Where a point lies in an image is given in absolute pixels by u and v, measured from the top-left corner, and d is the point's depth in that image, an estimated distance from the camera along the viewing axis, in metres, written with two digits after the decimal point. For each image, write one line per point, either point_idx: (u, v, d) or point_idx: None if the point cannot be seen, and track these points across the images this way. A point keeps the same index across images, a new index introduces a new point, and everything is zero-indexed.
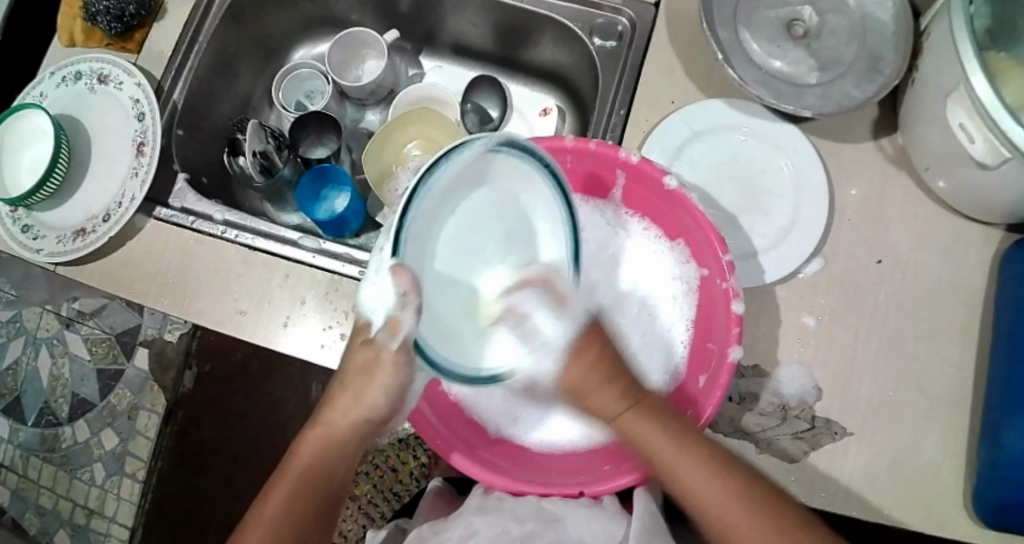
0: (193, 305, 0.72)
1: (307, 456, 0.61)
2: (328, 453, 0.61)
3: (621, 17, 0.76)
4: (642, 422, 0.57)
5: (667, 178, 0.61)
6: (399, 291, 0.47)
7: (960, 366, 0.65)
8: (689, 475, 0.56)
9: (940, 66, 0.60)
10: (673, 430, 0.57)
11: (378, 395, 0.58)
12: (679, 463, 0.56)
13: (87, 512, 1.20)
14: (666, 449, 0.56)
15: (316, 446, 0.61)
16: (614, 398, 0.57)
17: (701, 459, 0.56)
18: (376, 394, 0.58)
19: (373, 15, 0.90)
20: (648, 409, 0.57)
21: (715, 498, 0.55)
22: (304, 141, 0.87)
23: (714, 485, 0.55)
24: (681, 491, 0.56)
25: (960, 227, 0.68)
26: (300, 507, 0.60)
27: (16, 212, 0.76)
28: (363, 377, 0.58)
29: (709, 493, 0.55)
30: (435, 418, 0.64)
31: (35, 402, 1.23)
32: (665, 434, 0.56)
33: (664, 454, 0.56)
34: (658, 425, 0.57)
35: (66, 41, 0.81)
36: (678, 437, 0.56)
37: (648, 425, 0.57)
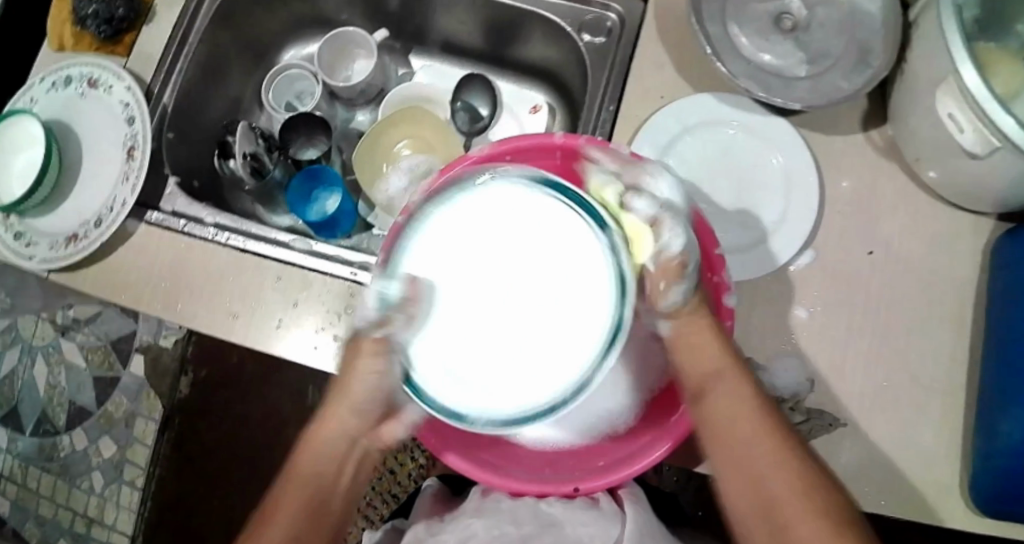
0: (186, 308, 0.72)
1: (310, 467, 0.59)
2: (330, 459, 0.60)
3: (610, 13, 0.76)
4: (746, 393, 0.55)
5: (659, 173, 0.61)
6: (404, 295, 0.53)
7: (955, 355, 0.65)
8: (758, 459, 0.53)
9: (928, 56, 0.60)
10: (750, 400, 0.55)
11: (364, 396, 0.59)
12: (750, 438, 0.53)
13: (86, 522, 1.19)
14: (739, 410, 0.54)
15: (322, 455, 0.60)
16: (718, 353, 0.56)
17: (764, 435, 0.53)
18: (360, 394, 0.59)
19: (362, 15, 0.90)
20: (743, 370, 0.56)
21: (785, 487, 0.51)
22: (295, 143, 0.87)
23: (783, 468, 0.52)
24: (754, 475, 0.53)
25: (952, 217, 0.68)
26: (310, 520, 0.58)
27: (8, 219, 0.76)
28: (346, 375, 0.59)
29: (783, 490, 0.51)
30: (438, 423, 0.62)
31: (32, 411, 1.23)
32: (743, 405, 0.54)
33: (740, 432, 0.54)
34: (740, 395, 0.55)
35: (55, 47, 0.80)
36: (753, 415, 0.54)
37: (738, 401, 0.55)
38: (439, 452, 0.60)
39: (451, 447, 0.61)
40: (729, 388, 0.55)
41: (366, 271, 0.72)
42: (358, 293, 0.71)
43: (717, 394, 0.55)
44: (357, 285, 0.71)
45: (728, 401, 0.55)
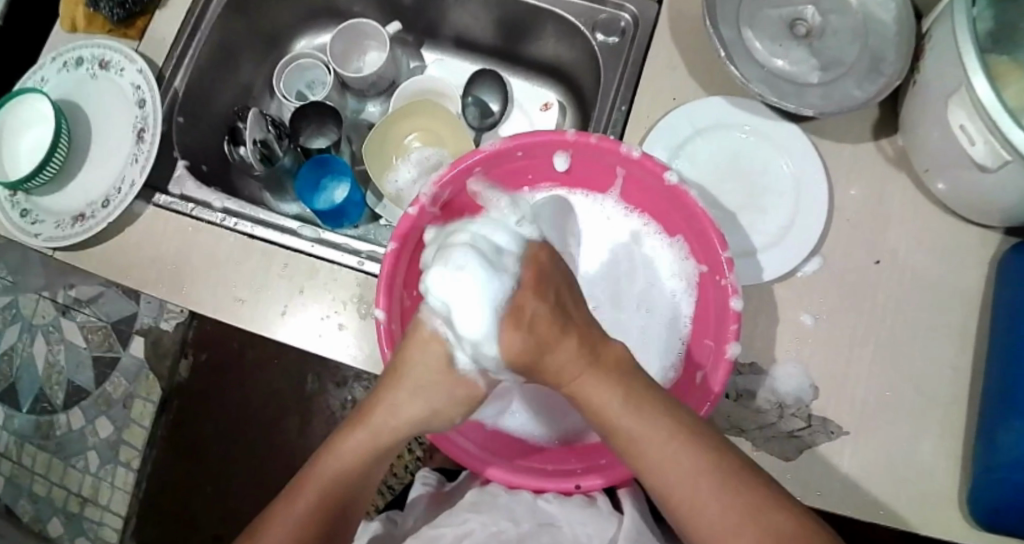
0: (191, 293, 0.72)
1: (343, 459, 0.57)
2: (364, 458, 0.58)
3: (624, 13, 0.76)
4: (596, 376, 0.52)
5: (668, 174, 0.60)
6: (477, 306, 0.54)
7: (956, 367, 0.65)
8: (658, 457, 0.51)
9: (941, 68, 0.60)
10: (616, 392, 0.52)
11: (422, 406, 0.57)
12: (642, 429, 0.51)
13: (80, 501, 1.20)
14: (609, 404, 0.52)
15: (359, 446, 0.57)
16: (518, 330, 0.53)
17: (667, 429, 0.51)
18: (416, 403, 0.57)
19: (375, 6, 0.90)
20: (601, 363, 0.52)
21: (696, 480, 0.50)
22: (305, 130, 0.87)
23: (688, 461, 0.50)
24: (651, 465, 0.51)
25: (959, 229, 0.68)
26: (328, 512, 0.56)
27: (15, 197, 0.76)
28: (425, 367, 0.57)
29: (683, 483, 0.50)
30: (467, 444, 0.62)
31: (30, 388, 1.23)
32: (604, 399, 0.52)
33: (629, 428, 0.51)
34: (607, 378, 0.52)
35: (69, 28, 0.81)
36: (643, 404, 0.52)
37: (609, 392, 0.52)
38: (478, 468, 0.61)
39: (491, 462, 0.61)
40: (563, 356, 0.52)
41: (374, 261, 0.72)
42: (364, 282, 0.71)
43: (569, 382, 0.52)
44: (365, 276, 0.72)
45: (597, 408, 0.52)
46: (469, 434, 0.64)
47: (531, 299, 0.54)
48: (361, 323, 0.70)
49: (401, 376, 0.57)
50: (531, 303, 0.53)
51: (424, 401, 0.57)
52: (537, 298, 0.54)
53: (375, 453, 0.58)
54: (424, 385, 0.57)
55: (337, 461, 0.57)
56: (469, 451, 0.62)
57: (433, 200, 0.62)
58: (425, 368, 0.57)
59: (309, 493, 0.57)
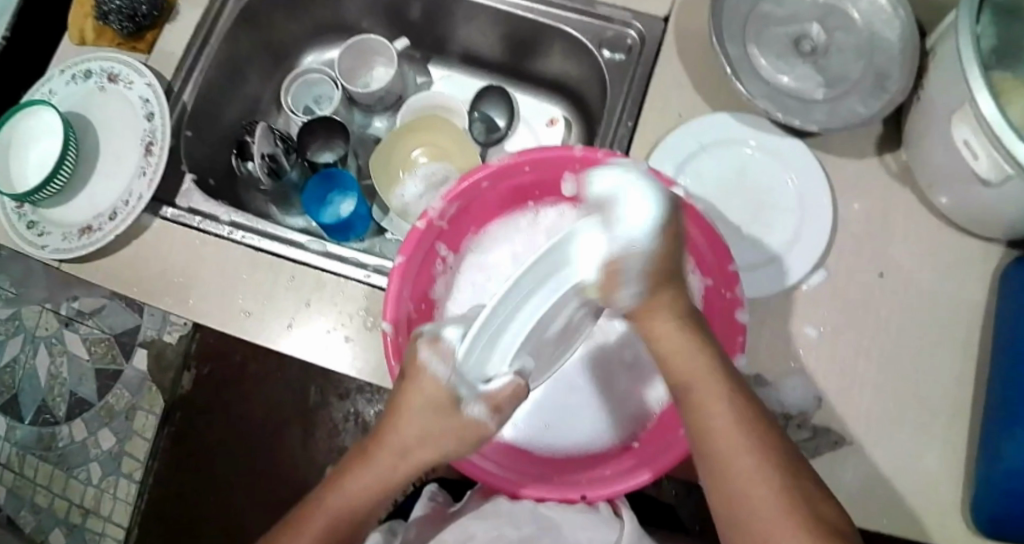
0: (197, 306, 0.72)
1: (347, 492, 0.57)
2: (372, 492, 0.57)
3: (630, 31, 0.76)
4: (736, 428, 0.50)
5: (675, 190, 0.61)
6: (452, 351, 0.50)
7: (960, 381, 0.66)
8: (717, 427, 0.50)
9: (946, 83, 0.61)
10: (713, 368, 0.51)
11: (424, 442, 0.54)
12: (743, 466, 0.49)
13: (82, 512, 1.19)
14: (696, 367, 0.51)
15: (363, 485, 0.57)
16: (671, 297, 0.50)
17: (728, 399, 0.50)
18: (425, 450, 0.54)
19: (382, 21, 0.91)
20: (688, 318, 0.51)
21: (776, 515, 0.48)
22: (313, 145, 0.88)
23: (760, 479, 0.49)
24: (740, 502, 0.49)
25: (962, 243, 0.68)
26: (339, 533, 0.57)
27: (22, 208, 0.76)
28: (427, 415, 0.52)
29: (771, 513, 0.48)
30: (488, 463, 0.62)
31: (31, 400, 1.22)
32: (700, 369, 0.51)
33: (701, 393, 0.51)
34: (740, 423, 0.50)
35: (76, 40, 0.81)
36: (748, 437, 0.50)
37: (733, 429, 0.50)
38: (507, 488, 0.61)
39: (520, 482, 0.61)
40: (671, 349, 0.51)
41: (381, 274, 0.72)
42: (372, 296, 0.72)
43: (663, 350, 0.52)
44: (372, 288, 0.72)
45: (673, 357, 0.51)
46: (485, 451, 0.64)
47: (655, 296, 0.50)
48: (367, 336, 0.70)
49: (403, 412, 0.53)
50: (681, 360, 0.51)
51: (430, 443, 0.53)
52: (666, 315, 0.51)
53: (383, 485, 0.57)
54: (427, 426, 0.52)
55: (345, 490, 0.57)
56: (491, 470, 0.62)
57: (441, 215, 0.63)
58: (422, 408, 0.52)
59: (319, 521, 0.57)
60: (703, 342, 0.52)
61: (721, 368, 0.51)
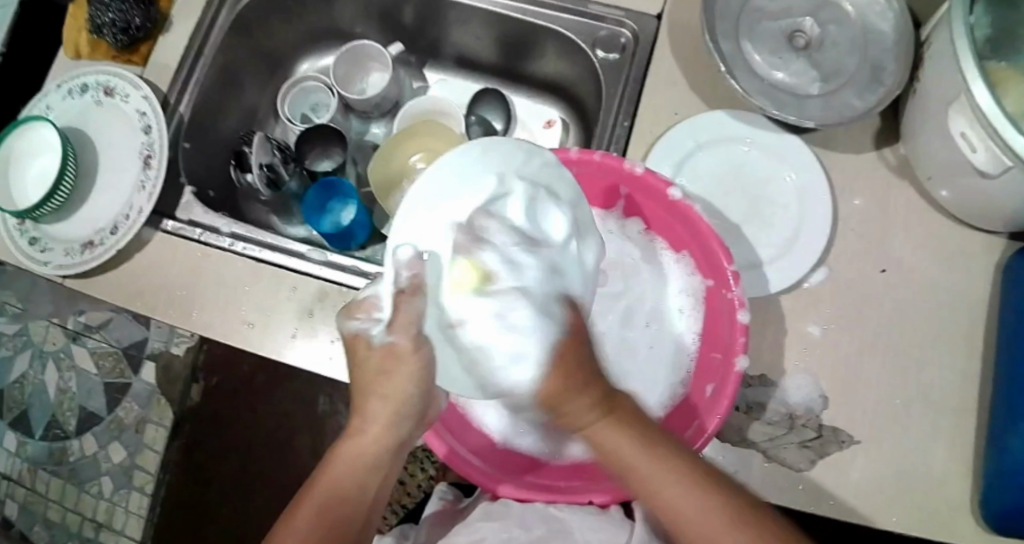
0: (201, 318, 0.72)
1: (334, 476, 0.57)
2: (359, 473, 0.57)
3: (624, 29, 0.77)
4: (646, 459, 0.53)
5: (674, 190, 0.61)
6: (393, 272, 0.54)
7: (965, 373, 0.65)
8: (682, 510, 0.52)
9: (942, 75, 0.60)
10: (660, 447, 0.53)
11: (391, 412, 0.57)
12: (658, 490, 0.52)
13: (94, 526, 1.19)
14: (640, 458, 0.53)
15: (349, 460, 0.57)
16: (586, 404, 0.52)
17: (689, 478, 0.52)
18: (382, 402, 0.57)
19: (376, 28, 0.91)
20: (620, 416, 0.53)
21: (735, 537, 0.51)
22: (311, 154, 0.88)
23: None
24: (676, 523, 0.52)
25: (963, 234, 0.68)
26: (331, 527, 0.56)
27: (23, 225, 0.77)
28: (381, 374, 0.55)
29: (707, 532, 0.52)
30: (480, 463, 0.64)
31: (42, 414, 1.22)
32: (650, 451, 0.53)
33: (651, 481, 0.52)
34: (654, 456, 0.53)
35: (72, 54, 0.82)
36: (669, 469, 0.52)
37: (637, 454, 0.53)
38: (486, 484, 0.62)
39: (502, 480, 0.63)
40: (612, 447, 0.53)
41: None
42: None
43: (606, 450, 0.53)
44: None
45: (611, 454, 0.53)
46: (478, 450, 0.65)
47: (572, 405, 0.52)
48: None
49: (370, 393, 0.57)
50: (580, 420, 0.52)
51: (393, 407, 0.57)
52: (576, 396, 0.51)
53: (371, 459, 0.57)
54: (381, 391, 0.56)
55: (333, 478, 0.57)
56: (478, 467, 0.63)
57: None
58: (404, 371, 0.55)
59: (308, 509, 0.56)
60: (602, 406, 0.53)
61: (662, 442, 0.53)
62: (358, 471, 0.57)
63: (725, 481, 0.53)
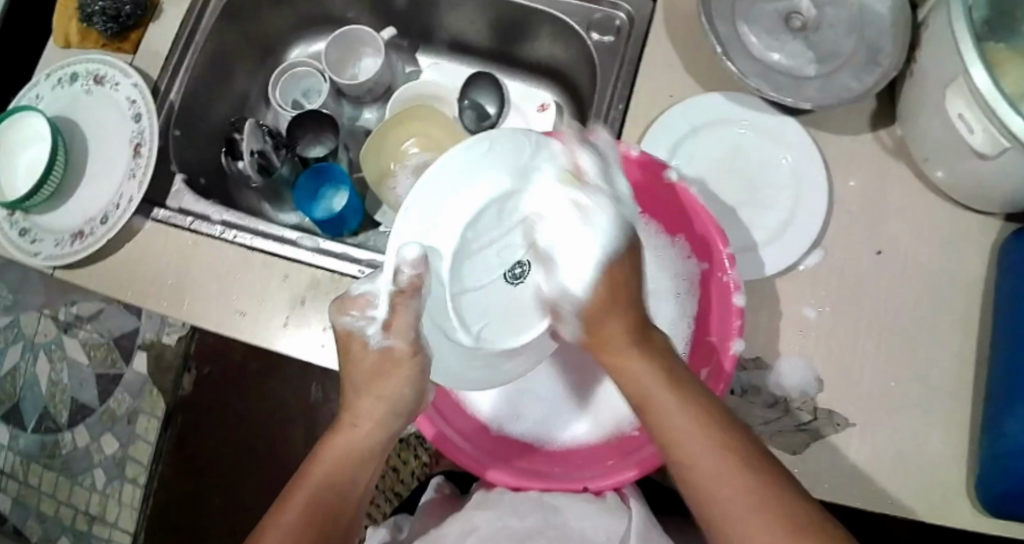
0: (192, 307, 0.71)
1: (326, 466, 0.57)
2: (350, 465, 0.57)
3: (619, 12, 0.76)
4: (674, 399, 0.52)
5: (669, 171, 0.61)
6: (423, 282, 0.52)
7: (962, 356, 0.65)
8: (684, 436, 0.51)
9: (939, 55, 0.60)
10: (680, 384, 0.52)
11: (381, 411, 0.57)
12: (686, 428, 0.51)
13: (88, 519, 1.19)
14: (654, 379, 0.53)
15: (341, 451, 0.57)
16: (624, 331, 0.53)
17: (695, 416, 0.51)
18: (370, 401, 0.57)
19: (369, 13, 0.90)
20: (649, 345, 0.54)
21: (735, 474, 0.49)
22: (302, 140, 0.87)
23: (745, 494, 0.48)
24: (677, 453, 0.51)
25: (959, 217, 0.68)
26: (320, 519, 0.55)
27: (14, 215, 0.76)
28: (371, 374, 0.56)
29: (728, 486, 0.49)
30: (471, 448, 0.65)
31: (34, 407, 1.22)
32: (681, 395, 0.52)
33: (670, 408, 0.51)
34: (683, 402, 0.52)
35: (61, 43, 0.81)
36: (690, 401, 0.52)
37: (665, 389, 0.52)
38: (477, 470, 0.63)
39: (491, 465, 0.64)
40: (634, 373, 0.53)
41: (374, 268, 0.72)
42: None
43: (627, 372, 0.54)
44: None
45: (631, 379, 0.53)
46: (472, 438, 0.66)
47: (607, 322, 0.54)
48: None
49: (359, 393, 0.57)
50: (614, 343, 0.54)
51: (384, 405, 0.57)
52: (620, 319, 0.53)
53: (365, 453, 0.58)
54: (376, 391, 0.56)
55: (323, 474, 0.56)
56: (470, 453, 0.64)
57: None
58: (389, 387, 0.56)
59: (300, 500, 0.55)
60: (641, 333, 0.54)
61: (680, 372, 0.53)
62: (348, 464, 0.57)
63: (742, 430, 0.51)
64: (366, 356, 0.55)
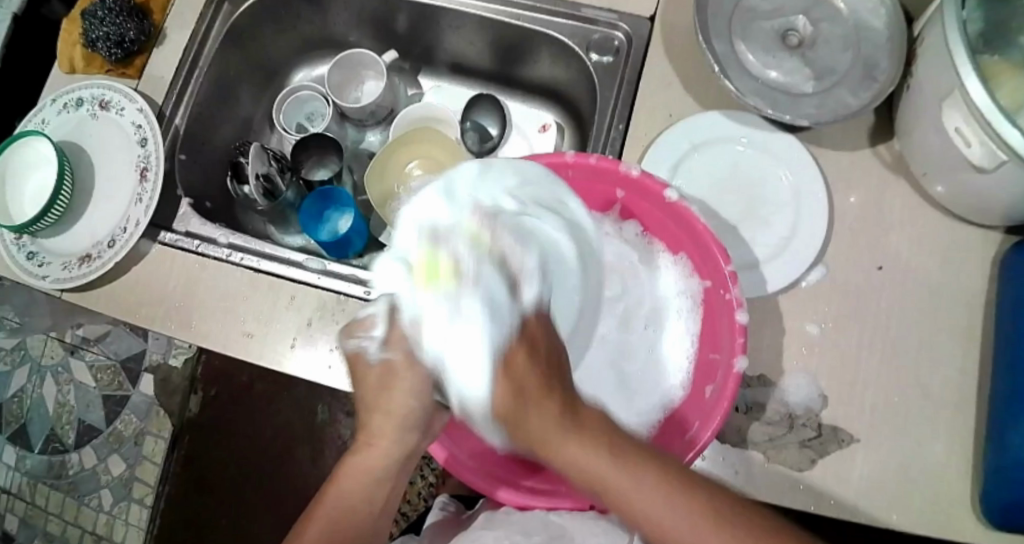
0: (200, 329, 0.72)
1: (342, 487, 0.55)
2: (366, 487, 0.55)
3: (617, 32, 0.77)
4: (609, 463, 0.49)
5: (669, 191, 0.62)
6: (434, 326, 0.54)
7: (964, 369, 0.65)
8: (643, 507, 0.49)
9: (935, 71, 0.60)
10: (621, 451, 0.50)
11: (394, 427, 0.54)
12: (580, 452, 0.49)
13: (95, 539, 1.19)
14: (599, 463, 0.49)
15: (356, 474, 0.55)
16: (544, 414, 0.49)
17: (650, 477, 0.50)
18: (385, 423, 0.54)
19: (370, 36, 0.91)
20: (578, 423, 0.50)
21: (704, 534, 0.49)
22: (307, 163, 0.88)
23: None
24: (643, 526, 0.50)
25: (958, 231, 0.68)
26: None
27: (20, 239, 0.77)
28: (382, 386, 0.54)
29: (642, 491, 0.49)
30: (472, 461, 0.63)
31: (41, 428, 1.22)
32: (605, 455, 0.50)
33: (619, 486, 0.49)
34: (627, 470, 0.50)
35: (66, 69, 0.82)
36: (642, 470, 0.50)
37: (598, 457, 0.49)
38: (487, 490, 0.61)
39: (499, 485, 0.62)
40: (572, 456, 0.49)
41: None
42: None
43: (560, 456, 0.50)
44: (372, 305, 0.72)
45: (542, 443, 0.50)
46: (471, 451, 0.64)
47: (510, 375, 0.50)
48: None
49: (372, 409, 0.55)
50: (545, 438, 0.49)
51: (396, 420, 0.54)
52: (524, 370, 0.50)
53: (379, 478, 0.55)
54: (383, 407, 0.54)
55: (338, 497, 0.55)
56: (476, 470, 0.62)
57: None
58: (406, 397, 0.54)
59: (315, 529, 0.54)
60: (554, 406, 0.49)
61: (621, 441, 0.51)
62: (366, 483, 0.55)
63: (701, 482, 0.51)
64: (369, 376, 0.55)
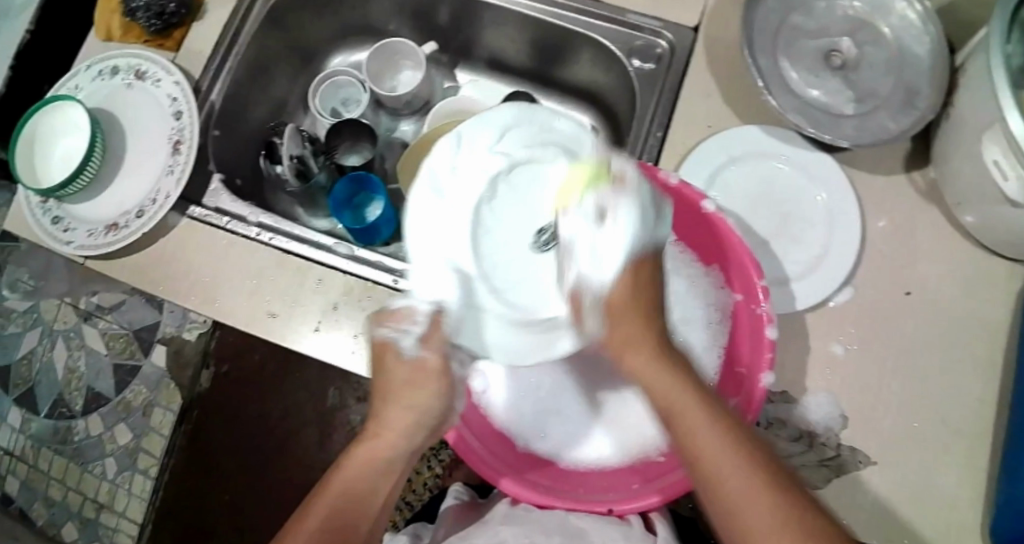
0: (224, 306, 0.72)
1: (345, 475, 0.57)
2: (368, 476, 0.57)
3: (660, 40, 0.77)
4: (705, 419, 0.51)
5: (707, 202, 0.62)
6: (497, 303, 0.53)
7: (982, 401, 0.65)
8: (724, 471, 0.50)
9: (978, 102, 0.60)
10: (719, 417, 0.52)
11: (405, 422, 0.56)
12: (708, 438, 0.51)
13: (95, 507, 1.19)
14: (695, 413, 0.51)
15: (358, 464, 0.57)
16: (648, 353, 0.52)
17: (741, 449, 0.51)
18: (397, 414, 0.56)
19: (409, 25, 0.91)
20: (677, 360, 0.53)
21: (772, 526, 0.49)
22: (340, 147, 0.89)
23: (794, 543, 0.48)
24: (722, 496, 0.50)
25: (987, 263, 0.68)
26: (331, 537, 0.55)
27: (47, 203, 0.77)
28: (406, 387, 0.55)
29: (742, 482, 0.50)
30: (478, 444, 0.65)
31: (49, 393, 1.23)
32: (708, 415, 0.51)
33: (709, 448, 0.51)
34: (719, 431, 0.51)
35: (103, 36, 0.82)
36: (735, 442, 0.51)
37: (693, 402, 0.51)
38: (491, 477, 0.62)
39: (504, 473, 0.63)
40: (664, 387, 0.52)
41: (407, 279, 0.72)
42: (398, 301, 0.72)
43: (672, 414, 0.52)
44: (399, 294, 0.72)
45: (662, 396, 0.52)
46: (482, 436, 0.66)
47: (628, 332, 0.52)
48: None
49: (389, 400, 0.56)
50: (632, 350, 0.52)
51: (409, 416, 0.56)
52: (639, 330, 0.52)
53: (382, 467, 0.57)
54: (404, 401, 0.56)
55: (341, 484, 0.57)
56: (482, 455, 0.64)
57: None
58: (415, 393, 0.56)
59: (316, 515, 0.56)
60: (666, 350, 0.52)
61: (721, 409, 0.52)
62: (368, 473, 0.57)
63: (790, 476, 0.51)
64: (400, 366, 0.55)
